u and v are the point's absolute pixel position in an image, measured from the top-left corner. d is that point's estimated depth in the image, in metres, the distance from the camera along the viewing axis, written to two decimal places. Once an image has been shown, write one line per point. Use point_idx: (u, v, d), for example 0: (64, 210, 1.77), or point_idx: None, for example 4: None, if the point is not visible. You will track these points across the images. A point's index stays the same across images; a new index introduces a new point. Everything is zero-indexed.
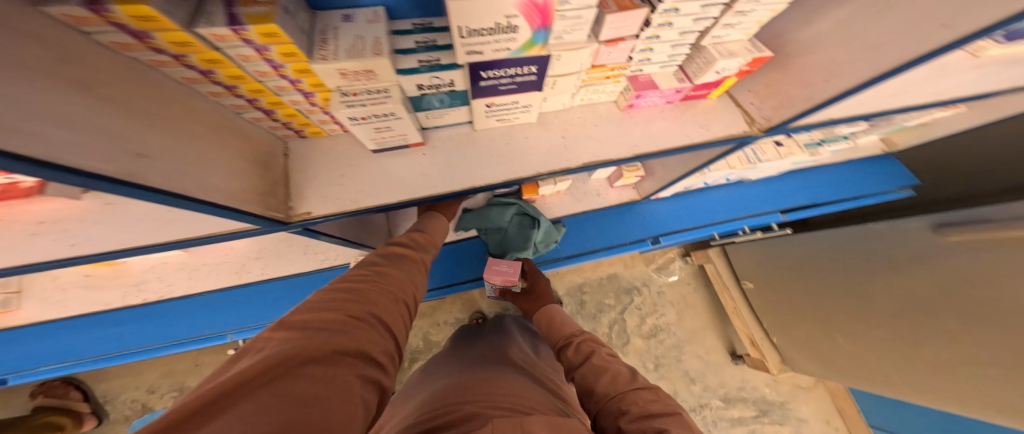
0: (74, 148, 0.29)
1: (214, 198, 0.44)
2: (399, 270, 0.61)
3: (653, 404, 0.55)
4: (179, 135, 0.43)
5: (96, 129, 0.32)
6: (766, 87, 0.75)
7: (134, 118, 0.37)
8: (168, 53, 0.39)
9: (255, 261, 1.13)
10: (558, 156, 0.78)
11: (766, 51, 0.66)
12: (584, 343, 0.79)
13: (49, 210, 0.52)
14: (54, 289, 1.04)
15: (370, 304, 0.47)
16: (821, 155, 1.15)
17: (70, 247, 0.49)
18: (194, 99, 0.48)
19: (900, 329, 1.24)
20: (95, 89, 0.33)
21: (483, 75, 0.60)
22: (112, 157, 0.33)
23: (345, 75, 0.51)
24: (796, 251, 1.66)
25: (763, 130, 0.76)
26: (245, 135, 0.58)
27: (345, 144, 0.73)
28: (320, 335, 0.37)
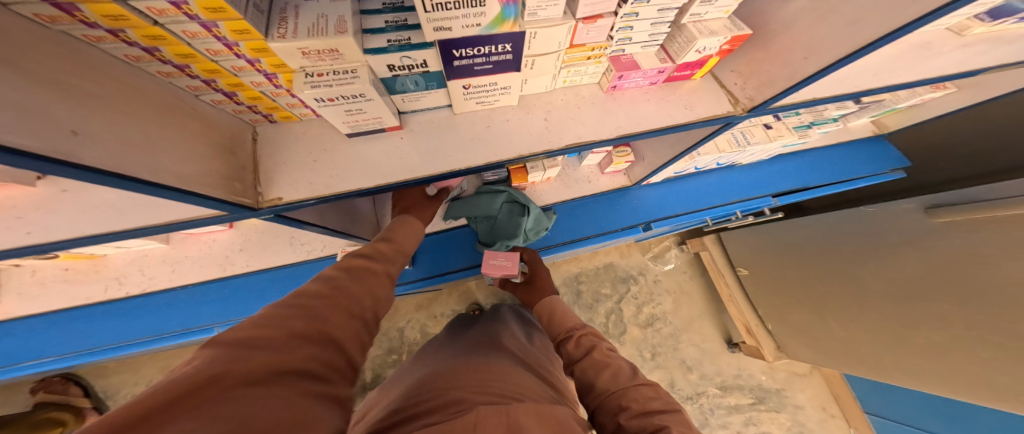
0: (5, 125, 0.28)
1: (166, 179, 0.43)
2: (360, 282, 0.56)
3: (652, 402, 0.55)
4: (121, 117, 0.41)
5: (22, 108, 0.30)
6: (747, 65, 0.72)
7: (63, 92, 0.35)
8: (102, 27, 0.37)
9: (240, 252, 1.14)
10: (542, 138, 0.77)
11: (746, 30, 0.63)
12: (585, 338, 0.76)
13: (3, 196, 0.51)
14: (33, 283, 1.05)
15: (321, 321, 0.43)
16: (811, 138, 1.09)
17: (25, 234, 0.50)
18: (139, 78, 0.46)
19: (891, 313, 1.25)
20: (16, 63, 0.31)
21: (456, 54, 0.57)
22: (40, 136, 0.31)
23: (307, 54, 0.49)
24: (791, 236, 1.65)
25: (746, 110, 0.73)
26: (205, 118, 0.56)
27: (320, 128, 0.72)
28: (257, 355, 0.32)
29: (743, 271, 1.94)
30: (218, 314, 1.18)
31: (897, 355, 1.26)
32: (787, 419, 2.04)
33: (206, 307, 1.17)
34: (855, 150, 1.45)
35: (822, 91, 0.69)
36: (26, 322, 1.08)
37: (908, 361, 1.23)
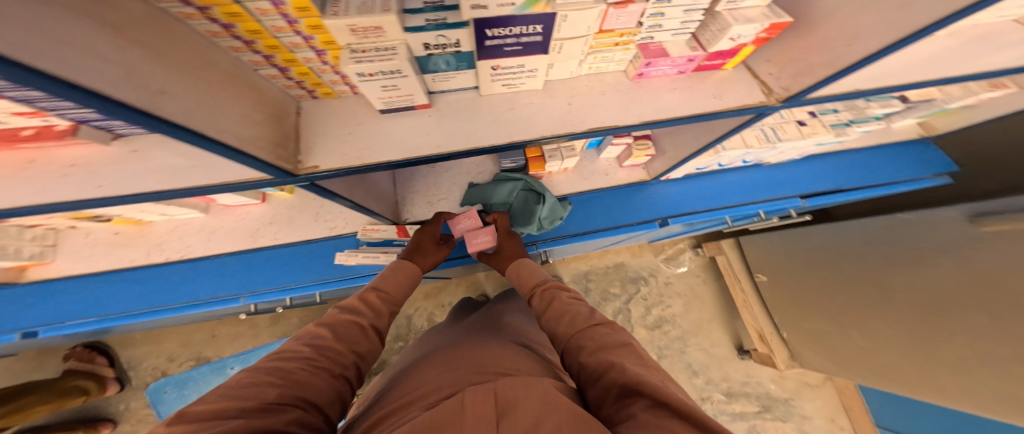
0: (95, 75, 0.32)
1: (227, 139, 0.47)
2: (342, 339, 0.61)
3: (605, 338, 0.55)
4: (197, 82, 0.46)
5: (122, 65, 0.35)
6: (783, 55, 0.72)
7: (156, 59, 0.40)
8: (194, 4, 0.42)
9: (269, 226, 1.21)
10: (564, 122, 0.78)
11: (787, 17, 0.62)
12: (547, 291, 0.77)
13: (81, 154, 0.57)
14: (86, 245, 1.15)
15: (294, 386, 0.46)
16: (849, 136, 1.08)
17: (97, 188, 0.54)
18: (213, 51, 0.51)
19: (918, 326, 1.21)
20: (122, 30, 0.36)
21: (488, 33, 0.59)
22: (136, 89, 0.36)
23: (355, 31, 0.52)
24: (817, 239, 1.61)
25: (780, 100, 0.73)
26: (260, 91, 0.61)
27: (355, 105, 0.76)
28: (232, 423, 0.36)
29: (760, 278, 1.89)
30: (243, 285, 1.19)
31: (925, 366, 1.21)
32: (793, 430, 1.99)
33: (234, 276, 1.19)
34: (888, 155, 1.39)
35: (863, 83, 0.66)
36: (65, 283, 1.13)
37: (932, 375, 1.20)
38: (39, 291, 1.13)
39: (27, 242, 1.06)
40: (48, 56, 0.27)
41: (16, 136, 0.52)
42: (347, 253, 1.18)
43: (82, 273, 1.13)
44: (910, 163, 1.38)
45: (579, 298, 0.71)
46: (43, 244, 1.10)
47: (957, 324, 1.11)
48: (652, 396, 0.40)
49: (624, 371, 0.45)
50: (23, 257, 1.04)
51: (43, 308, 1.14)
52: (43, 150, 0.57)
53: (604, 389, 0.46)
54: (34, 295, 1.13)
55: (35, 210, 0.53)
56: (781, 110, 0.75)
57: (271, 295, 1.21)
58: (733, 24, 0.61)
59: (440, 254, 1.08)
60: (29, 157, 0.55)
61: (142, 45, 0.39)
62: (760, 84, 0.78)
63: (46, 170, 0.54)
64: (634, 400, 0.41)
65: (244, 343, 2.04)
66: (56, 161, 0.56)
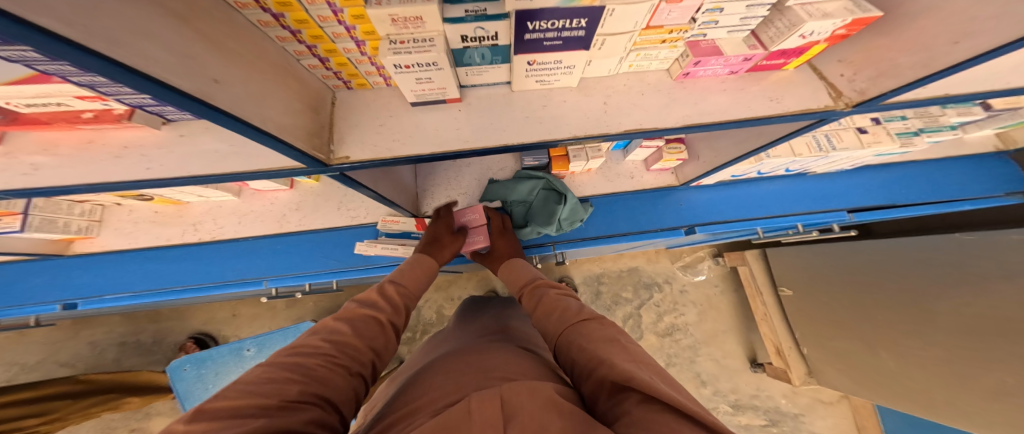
0: (163, 64, 0.33)
1: (268, 127, 0.47)
2: (363, 335, 0.59)
3: (592, 332, 0.51)
4: (251, 73, 0.47)
5: (185, 53, 0.37)
6: (863, 54, 0.67)
7: (215, 48, 0.41)
8: None
9: (295, 212, 1.24)
10: (597, 122, 0.75)
11: (876, 11, 0.57)
12: (537, 289, 0.75)
13: (134, 137, 0.58)
14: (128, 222, 1.21)
15: (314, 383, 0.45)
16: (918, 146, 1.01)
17: (146, 170, 0.56)
18: (267, 43, 0.52)
19: (962, 354, 1.11)
20: (190, 21, 0.38)
21: (529, 26, 0.56)
22: (192, 78, 0.37)
23: (396, 21, 0.51)
24: (859, 257, 1.49)
25: (851, 105, 0.69)
26: (302, 81, 0.61)
27: (387, 97, 0.75)
28: (255, 421, 0.34)
29: (785, 292, 1.80)
30: (269, 268, 1.23)
31: (955, 390, 1.14)
32: None
33: (263, 260, 1.23)
34: (949, 169, 1.28)
35: (954, 87, 0.63)
36: (109, 256, 1.20)
37: (969, 403, 1.11)
38: (86, 263, 1.20)
39: (76, 217, 1.12)
40: (120, 46, 0.29)
41: (78, 118, 0.54)
42: (366, 244, 1.20)
43: (124, 248, 1.20)
44: (975, 179, 1.26)
45: (569, 294, 0.68)
46: (89, 219, 1.15)
47: (1006, 352, 1.01)
48: (643, 390, 0.36)
49: (614, 366, 0.41)
50: (70, 231, 1.10)
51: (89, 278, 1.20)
52: (102, 132, 0.59)
53: (596, 385, 0.42)
54: (83, 266, 1.20)
55: (94, 187, 0.56)
56: (851, 115, 0.70)
57: (295, 279, 1.24)
58: (807, 20, 0.56)
59: (457, 245, 1.08)
60: (87, 138, 0.57)
61: (204, 36, 0.40)
62: (828, 86, 0.73)
63: (102, 151, 0.56)
64: (626, 395, 0.38)
65: (262, 324, 2.12)
66: (111, 141, 0.57)
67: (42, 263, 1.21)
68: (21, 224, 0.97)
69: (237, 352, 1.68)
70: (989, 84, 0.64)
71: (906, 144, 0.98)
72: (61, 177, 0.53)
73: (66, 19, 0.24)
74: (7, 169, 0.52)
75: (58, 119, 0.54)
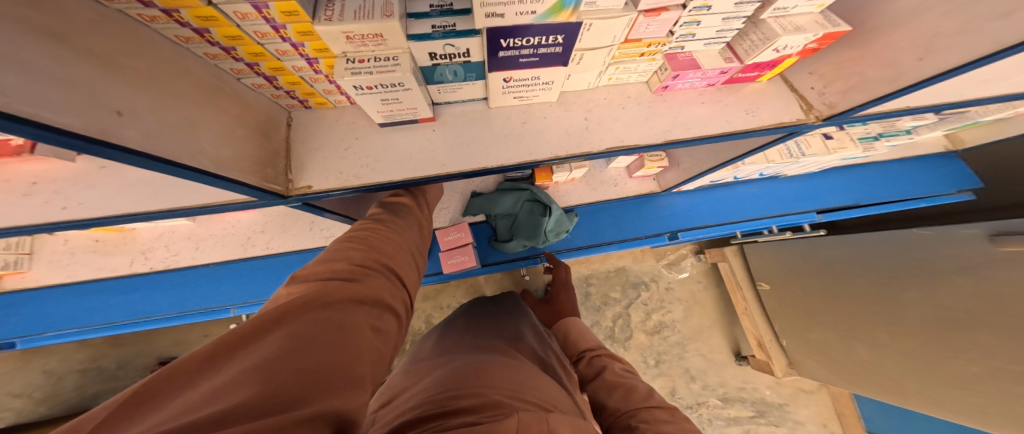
0: (40, 99, 0.26)
1: (201, 163, 0.41)
2: (403, 222, 0.61)
3: (663, 425, 0.47)
4: (161, 95, 0.39)
5: (72, 82, 0.29)
6: (832, 67, 0.68)
7: (113, 74, 0.34)
8: (158, 7, 0.37)
9: (261, 234, 1.06)
10: (579, 139, 0.73)
11: (842, 26, 0.57)
12: (598, 359, 0.72)
13: (44, 171, 0.46)
14: (64, 252, 1.00)
15: (376, 253, 0.48)
16: (878, 150, 1.06)
17: (61, 210, 0.45)
18: (187, 60, 0.45)
19: (927, 340, 1.16)
20: (71, 40, 0.30)
21: (502, 44, 0.53)
22: (85, 113, 0.30)
23: (351, 39, 0.46)
24: (831, 253, 1.54)
25: (821, 118, 0.70)
26: (243, 102, 0.54)
27: (352, 116, 0.68)
28: (332, 283, 0.38)
29: (762, 286, 1.86)
30: (234, 295, 1.08)
31: (926, 378, 1.18)
32: None
33: (227, 284, 1.08)
34: (905, 170, 1.36)
35: (916, 101, 0.66)
36: (23, 295, 1.01)
37: (932, 392, 1.17)
38: (3, 302, 1.02)
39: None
40: None
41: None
42: None
43: (49, 285, 0.99)
44: (929, 179, 1.35)
45: (634, 373, 0.64)
46: (18, 252, 0.95)
47: (965, 341, 1.06)
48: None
49: None
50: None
51: (11, 319, 1.03)
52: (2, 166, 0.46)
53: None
54: (10, 305, 1.02)
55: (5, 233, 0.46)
56: (819, 128, 0.72)
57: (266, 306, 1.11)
58: (780, 34, 0.56)
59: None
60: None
61: (89, 54, 0.32)
62: (799, 98, 0.74)
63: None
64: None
65: None
66: (16, 177, 0.45)
67: None
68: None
69: None
70: (950, 97, 0.66)
71: (868, 148, 1.03)
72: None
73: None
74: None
75: None
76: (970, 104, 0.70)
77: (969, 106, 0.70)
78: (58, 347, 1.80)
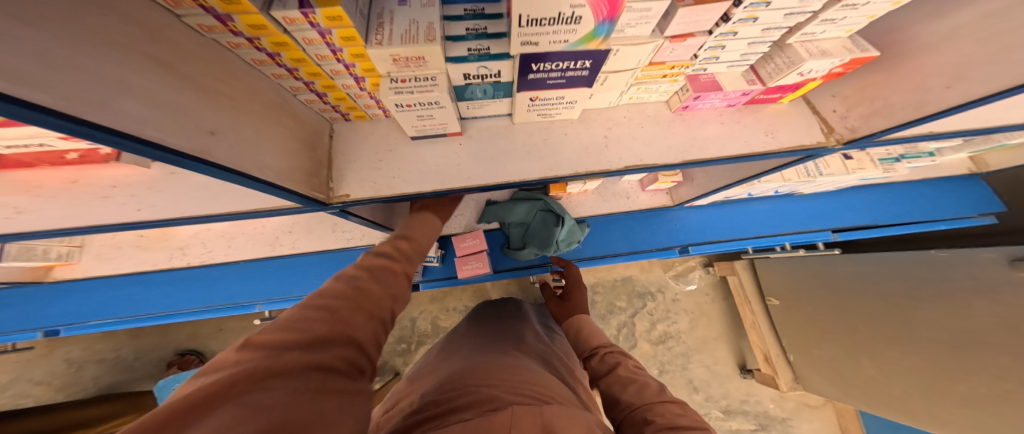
0: (147, 121, 0.31)
1: (266, 174, 0.45)
2: (380, 283, 0.48)
3: (680, 418, 0.48)
4: (241, 116, 0.44)
5: (175, 107, 0.34)
6: (856, 91, 0.69)
7: (209, 97, 0.39)
8: (244, 36, 0.42)
9: (288, 234, 1.10)
10: (599, 156, 0.75)
11: (872, 50, 0.59)
12: (610, 354, 0.70)
13: (122, 176, 0.47)
14: (111, 246, 1.05)
15: (345, 320, 0.38)
16: (899, 171, 1.06)
17: (137, 211, 0.49)
18: (260, 81, 0.49)
19: (938, 359, 1.15)
20: (180, 71, 0.35)
21: (533, 67, 0.56)
22: (183, 133, 0.34)
23: (397, 60, 0.50)
24: (842, 271, 1.48)
25: (841, 142, 0.72)
26: (297, 116, 0.58)
27: (386, 129, 0.72)
28: (288, 353, 0.30)
29: (772, 302, 1.80)
30: (259, 292, 1.12)
31: (932, 397, 1.17)
32: None
33: (254, 283, 1.12)
34: (924, 190, 1.35)
35: (938, 127, 0.67)
36: (62, 286, 1.06)
37: (940, 409, 1.16)
38: (42, 293, 1.07)
39: (54, 243, 0.97)
40: (99, 107, 0.27)
41: (62, 159, 0.44)
42: None
43: (88, 277, 1.05)
44: (948, 201, 1.34)
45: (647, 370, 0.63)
46: (70, 245, 1.00)
47: (978, 361, 1.06)
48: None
49: None
50: (50, 258, 0.96)
51: (46, 309, 1.08)
52: None
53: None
54: (49, 295, 1.07)
55: (100, 229, 0.52)
56: (839, 152, 0.74)
57: (289, 303, 1.15)
58: (806, 59, 0.57)
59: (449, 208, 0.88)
60: (70, 177, 0.46)
61: (191, 82, 0.37)
62: (821, 121, 0.75)
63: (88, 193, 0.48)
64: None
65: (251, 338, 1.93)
66: (95, 181, 0.46)
67: None
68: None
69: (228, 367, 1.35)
70: (972, 123, 0.67)
71: (887, 169, 1.03)
72: (59, 217, 0.47)
73: (49, 86, 0.23)
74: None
75: (42, 161, 0.44)
76: (990, 130, 0.71)
77: (989, 132, 0.71)
78: (80, 337, 1.86)
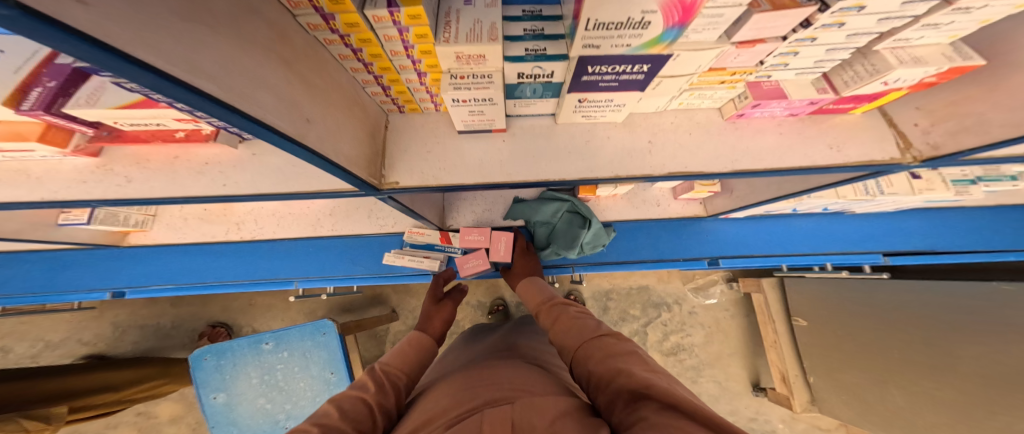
0: (273, 110, 0.36)
1: (340, 160, 0.50)
2: (346, 418, 0.49)
3: (615, 346, 0.53)
4: (329, 107, 0.49)
5: (288, 98, 0.39)
6: (943, 105, 0.63)
7: (311, 91, 0.44)
8: (339, 32, 0.46)
9: (328, 217, 1.17)
10: (641, 160, 0.75)
11: (977, 60, 0.53)
12: (555, 307, 0.74)
13: (214, 154, 0.57)
14: (179, 218, 1.15)
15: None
16: (972, 195, 0.96)
17: (223, 186, 0.55)
18: (344, 77, 0.55)
19: (981, 394, 1.08)
20: (295, 66, 0.41)
21: (589, 70, 0.57)
22: (292, 120, 0.40)
23: (460, 58, 0.52)
24: (883, 297, 1.38)
25: (919, 160, 0.66)
26: (365, 108, 0.63)
27: (435, 122, 0.75)
28: None
29: (799, 322, 1.68)
30: (299, 270, 1.19)
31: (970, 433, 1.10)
32: None
33: (294, 261, 1.19)
34: (996, 217, 1.22)
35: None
36: (127, 250, 1.17)
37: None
38: (110, 255, 1.18)
39: (133, 211, 1.08)
40: (246, 99, 0.32)
41: (171, 137, 0.54)
42: (393, 255, 1.15)
43: (151, 244, 1.16)
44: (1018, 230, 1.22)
45: (588, 312, 0.68)
46: (146, 214, 1.11)
47: None
48: (661, 399, 0.37)
49: (631, 376, 0.43)
50: (129, 224, 1.07)
51: (108, 269, 1.19)
52: (182, 147, 0.57)
53: (613, 395, 0.43)
54: (117, 258, 1.18)
55: (178, 201, 0.56)
56: (916, 169, 0.68)
57: (324, 283, 1.21)
58: (894, 68, 0.52)
59: (447, 310, 0.97)
60: (172, 153, 0.56)
61: (300, 77, 0.42)
62: (898, 134, 0.70)
63: (184, 167, 0.55)
64: (643, 403, 0.38)
65: (277, 316, 2.04)
66: (193, 157, 0.56)
67: (61, 254, 1.19)
68: (88, 216, 0.95)
69: (255, 345, 1.38)
70: None
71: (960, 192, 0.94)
72: (163, 183, 0.54)
73: (216, 78, 0.29)
74: (102, 181, 0.53)
75: (155, 137, 0.54)
76: None
77: None
78: (128, 302, 2.04)
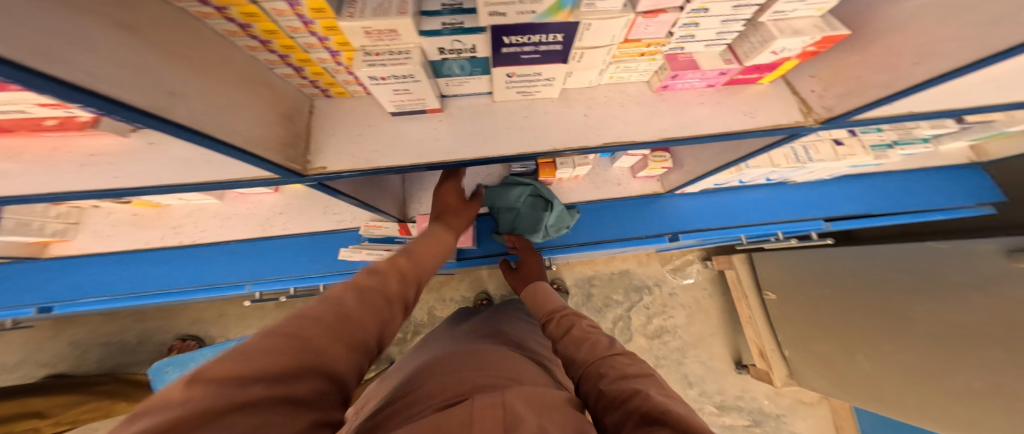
0: (106, 76, 0.33)
1: (235, 140, 0.48)
2: (363, 302, 0.39)
3: (630, 368, 0.49)
4: (207, 79, 0.46)
5: (131, 66, 0.36)
6: (833, 71, 0.66)
7: (169, 59, 0.41)
8: (212, 5, 0.43)
9: (279, 216, 1.15)
10: (580, 134, 0.76)
11: (843, 29, 0.55)
12: (566, 318, 0.69)
13: (100, 145, 0.54)
14: (106, 224, 1.12)
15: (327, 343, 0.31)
16: (890, 159, 1.01)
17: (112, 179, 0.52)
18: (230, 50, 0.52)
19: (927, 352, 1.14)
20: (140, 30, 0.38)
21: (506, 40, 0.56)
22: (144, 93, 0.37)
23: (369, 34, 0.51)
24: (843, 265, 1.44)
25: (819, 121, 0.69)
26: (272, 88, 0.61)
27: (367, 107, 0.74)
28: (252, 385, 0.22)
29: (769, 296, 1.78)
30: (251, 271, 1.15)
31: (928, 395, 1.14)
32: None
33: (245, 262, 1.15)
34: (926, 180, 1.31)
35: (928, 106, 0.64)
36: (52, 262, 1.10)
37: (938, 407, 1.12)
38: (35, 268, 1.12)
39: (51, 219, 1.03)
40: (59, 61, 0.29)
41: (40, 125, 0.50)
42: (350, 250, 1.13)
43: (74, 255, 1.09)
44: (949, 190, 1.30)
45: (599, 327, 0.63)
46: (66, 222, 1.06)
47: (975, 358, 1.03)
48: (675, 426, 0.34)
49: (647, 398, 0.39)
50: (46, 234, 1.02)
51: (36, 283, 1.12)
52: (66, 139, 0.54)
53: (623, 415, 0.40)
54: (45, 272, 1.11)
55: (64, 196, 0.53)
56: (818, 132, 0.71)
57: (281, 283, 1.17)
58: (777, 37, 0.55)
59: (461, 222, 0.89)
60: (53, 145, 0.53)
61: (153, 46, 0.39)
62: (799, 101, 0.73)
63: (67, 160, 0.52)
64: (654, 427, 0.35)
65: (250, 324, 1.98)
66: (76, 149, 0.53)
67: None
68: None
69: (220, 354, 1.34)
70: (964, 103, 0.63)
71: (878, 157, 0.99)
72: (36, 176, 0.50)
73: (18, 41, 0.25)
74: None
75: (20, 126, 0.50)
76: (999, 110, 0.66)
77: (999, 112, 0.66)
78: (85, 320, 1.94)
